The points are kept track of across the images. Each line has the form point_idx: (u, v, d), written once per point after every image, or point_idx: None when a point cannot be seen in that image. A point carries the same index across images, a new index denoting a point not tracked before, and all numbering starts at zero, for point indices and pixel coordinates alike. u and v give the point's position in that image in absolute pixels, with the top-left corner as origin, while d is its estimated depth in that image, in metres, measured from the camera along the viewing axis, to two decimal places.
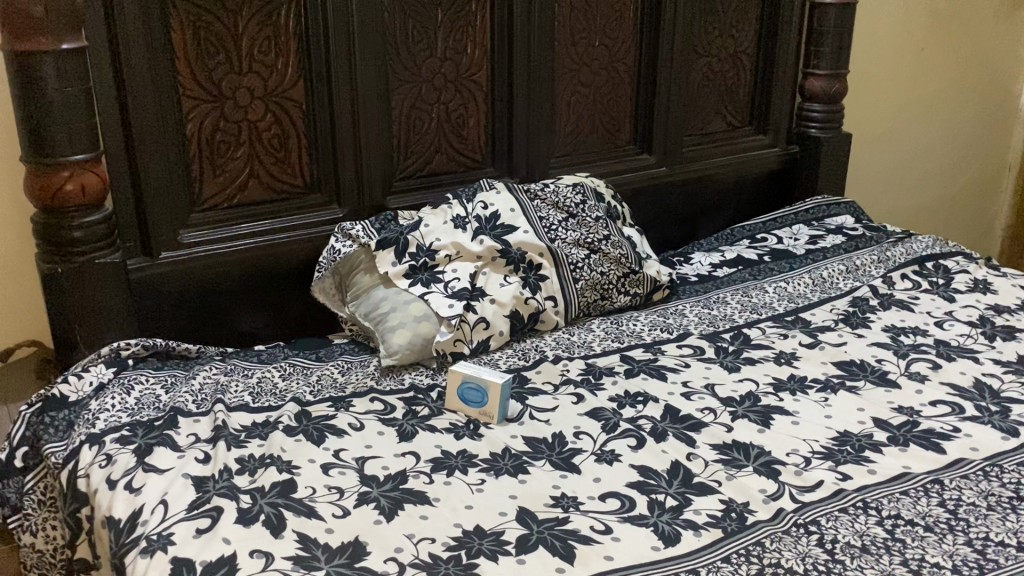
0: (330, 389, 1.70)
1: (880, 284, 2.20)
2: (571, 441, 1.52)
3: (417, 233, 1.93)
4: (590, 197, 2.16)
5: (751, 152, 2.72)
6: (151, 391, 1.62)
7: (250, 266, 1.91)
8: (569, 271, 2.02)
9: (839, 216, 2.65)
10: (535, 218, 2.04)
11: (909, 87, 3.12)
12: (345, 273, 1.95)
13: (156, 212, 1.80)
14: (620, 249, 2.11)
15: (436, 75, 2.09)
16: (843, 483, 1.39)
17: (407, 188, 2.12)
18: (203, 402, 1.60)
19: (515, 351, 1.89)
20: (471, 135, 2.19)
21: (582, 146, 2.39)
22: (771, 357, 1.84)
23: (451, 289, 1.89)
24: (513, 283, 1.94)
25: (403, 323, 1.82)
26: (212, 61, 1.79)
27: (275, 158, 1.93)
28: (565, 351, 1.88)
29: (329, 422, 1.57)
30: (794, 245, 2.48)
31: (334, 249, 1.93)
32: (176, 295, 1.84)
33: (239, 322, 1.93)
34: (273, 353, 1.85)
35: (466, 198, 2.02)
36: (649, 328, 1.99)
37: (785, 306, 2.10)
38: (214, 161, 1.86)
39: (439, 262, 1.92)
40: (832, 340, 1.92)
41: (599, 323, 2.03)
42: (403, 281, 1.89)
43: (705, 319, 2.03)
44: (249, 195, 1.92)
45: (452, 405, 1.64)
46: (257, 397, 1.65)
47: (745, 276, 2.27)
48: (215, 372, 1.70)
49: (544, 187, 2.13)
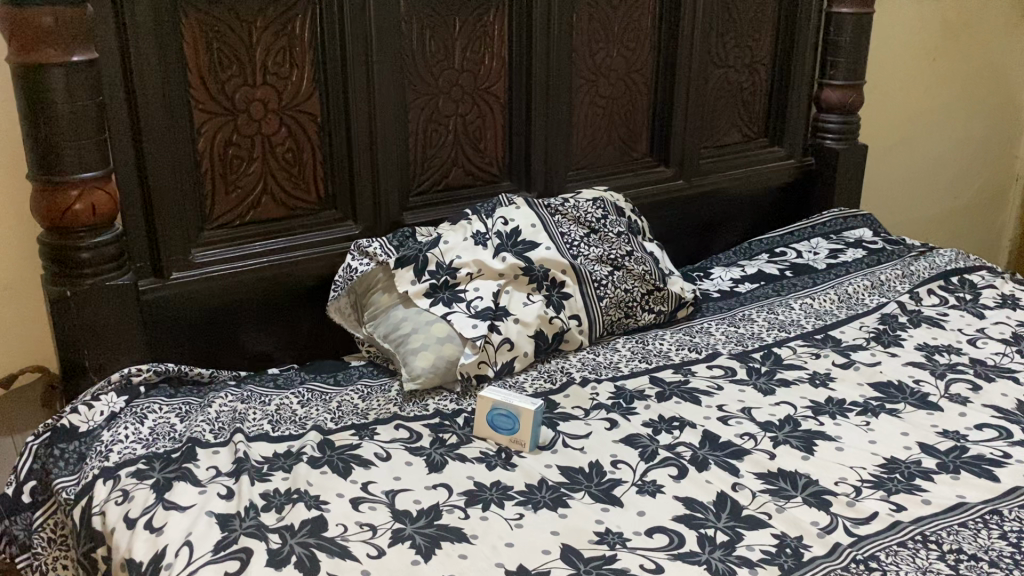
0: (352, 415, 1.63)
1: (907, 300, 2.15)
2: (609, 471, 1.46)
3: (436, 251, 1.86)
4: (611, 212, 2.10)
5: (767, 164, 2.67)
6: (166, 420, 1.55)
7: (264, 285, 1.84)
8: (593, 288, 1.96)
9: (856, 229, 2.61)
10: (557, 234, 1.98)
11: (922, 96, 3.09)
12: (362, 291, 1.87)
13: (168, 232, 1.72)
14: (643, 265, 2.05)
15: (453, 87, 2.02)
16: (898, 514, 1.34)
17: (423, 204, 2.06)
18: (220, 432, 1.53)
19: (541, 373, 1.82)
20: (488, 148, 2.13)
21: (599, 159, 2.33)
22: (805, 378, 1.79)
23: (475, 309, 1.81)
24: (536, 301, 1.87)
25: (426, 345, 1.75)
26: (225, 73, 1.72)
27: (289, 174, 1.86)
28: (592, 372, 1.82)
29: (355, 452, 1.49)
30: (814, 258, 2.43)
31: (352, 267, 1.84)
32: (188, 316, 1.77)
33: (252, 344, 1.86)
34: (289, 376, 1.77)
35: (485, 213, 1.96)
36: (676, 347, 1.93)
37: (814, 324, 2.04)
38: (226, 177, 1.78)
39: (460, 281, 1.85)
40: (865, 359, 1.86)
41: (624, 342, 1.97)
42: (423, 300, 1.82)
43: (733, 337, 1.97)
44: (262, 212, 1.85)
45: (481, 432, 1.57)
46: (277, 426, 1.57)
47: (768, 292, 2.22)
48: (231, 400, 1.63)
49: (565, 202, 2.07)
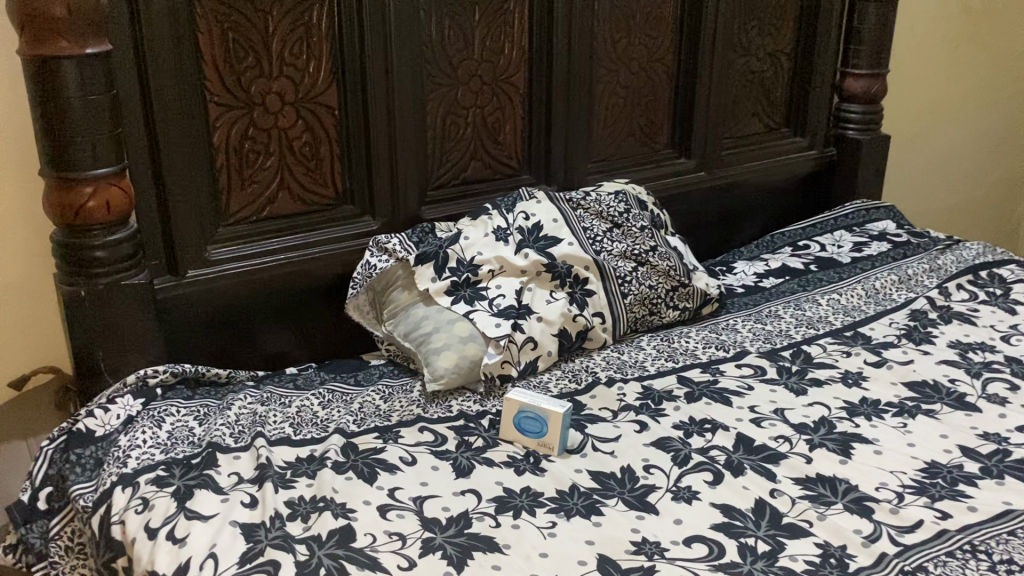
0: (374, 418, 1.58)
1: (936, 295, 2.10)
2: (642, 476, 1.42)
3: (457, 247, 1.81)
4: (633, 206, 2.06)
5: (788, 155, 2.61)
6: (184, 424, 1.51)
7: (281, 282, 1.80)
8: (617, 285, 1.91)
9: (879, 222, 2.56)
10: (579, 229, 1.93)
11: (944, 86, 3.03)
12: (381, 288, 1.83)
13: (183, 229, 1.67)
14: (668, 260, 2.00)
15: (472, 78, 1.97)
16: (944, 522, 1.30)
17: (442, 198, 2.01)
18: (240, 436, 1.48)
19: (565, 373, 1.77)
20: (507, 140, 2.07)
21: (620, 151, 2.28)
22: (837, 378, 1.75)
23: (497, 308, 1.76)
24: (560, 299, 1.83)
25: (449, 345, 1.70)
26: (241, 65, 1.67)
27: (306, 168, 1.81)
28: (617, 372, 1.78)
29: (379, 457, 1.45)
30: (838, 252, 2.39)
31: (371, 264, 1.81)
32: (204, 315, 1.72)
33: (269, 342, 1.81)
34: (308, 376, 1.73)
35: (506, 207, 1.91)
36: (703, 345, 1.89)
37: (842, 321, 1.99)
38: (242, 172, 1.73)
39: (482, 278, 1.80)
40: (897, 357, 1.82)
41: (649, 340, 1.92)
42: (444, 298, 1.77)
43: (760, 335, 1.93)
44: (279, 208, 1.80)
45: (507, 435, 1.53)
46: (298, 429, 1.52)
47: (794, 287, 2.17)
48: (250, 402, 1.58)
49: (586, 196, 2.02)
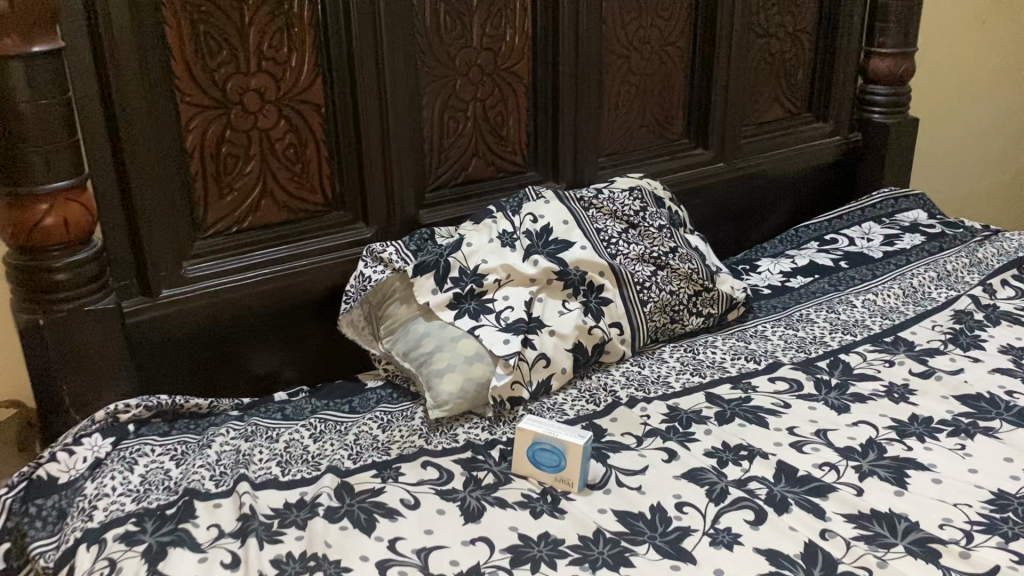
0: (371, 451, 1.42)
1: (980, 293, 1.94)
2: (674, 517, 1.26)
3: (459, 254, 1.65)
4: (650, 203, 1.89)
5: (811, 143, 2.45)
6: (159, 466, 1.35)
7: (267, 299, 1.63)
8: (635, 292, 1.75)
9: (909, 212, 2.40)
10: (592, 231, 1.77)
11: (974, 65, 2.85)
12: (377, 302, 1.67)
13: (155, 244, 1.50)
14: (689, 262, 1.83)
15: (471, 68, 1.79)
16: (1022, 568, 1.14)
17: (442, 201, 1.84)
18: (222, 479, 1.32)
19: (581, 392, 1.61)
20: (511, 135, 1.91)
21: (632, 143, 2.11)
22: (882, 391, 1.59)
23: (505, 322, 1.59)
24: (573, 310, 1.66)
25: (453, 365, 1.53)
26: (215, 61, 1.49)
27: (291, 173, 1.64)
28: (639, 390, 1.61)
29: (378, 500, 1.29)
30: (869, 246, 2.22)
31: (366, 274, 1.64)
32: (182, 339, 1.56)
33: (255, 365, 1.65)
34: (298, 404, 1.57)
35: (511, 209, 1.74)
36: (730, 357, 1.73)
37: (881, 325, 1.83)
38: (220, 178, 1.56)
39: (487, 289, 1.63)
40: (946, 367, 1.66)
41: (672, 352, 1.76)
42: (447, 313, 1.60)
43: (792, 344, 1.77)
44: (262, 217, 1.63)
45: (521, 470, 1.37)
46: (287, 468, 1.36)
47: (824, 288, 2.01)
48: (233, 438, 1.42)
49: (599, 194, 1.85)
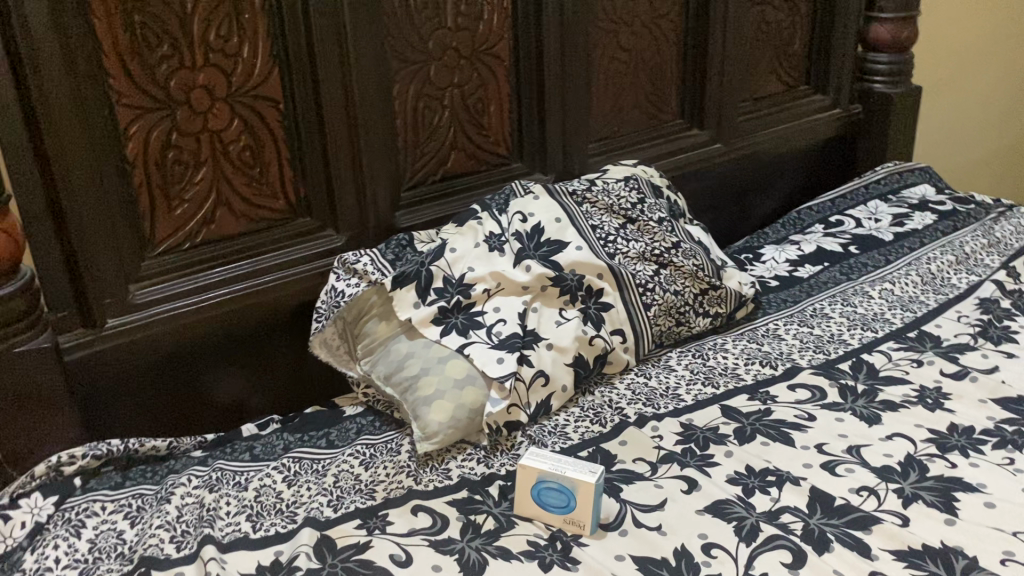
0: (354, 495, 1.26)
1: (1004, 278, 1.80)
2: (702, 563, 1.12)
3: (442, 262, 1.48)
4: (648, 194, 1.73)
5: (810, 117, 2.29)
6: (110, 527, 1.18)
7: (229, 322, 1.46)
8: (638, 295, 1.59)
9: (916, 188, 2.26)
10: (588, 229, 1.60)
11: (976, 27, 2.70)
12: (352, 319, 1.49)
13: (95, 269, 1.32)
14: (694, 258, 1.67)
15: (447, 51, 1.61)
16: None
17: (418, 200, 1.67)
18: (184, 539, 1.16)
19: (584, 411, 1.45)
20: (492, 124, 1.73)
21: (623, 126, 1.94)
22: (914, 396, 1.45)
23: (498, 338, 1.43)
24: (572, 319, 1.50)
25: (441, 392, 1.37)
26: (154, 55, 1.30)
27: (249, 178, 1.45)
28: (647, 406, 1.46)
29: (364, 558, 1.13)
30: (878, 228, 2.08)
31: (337, 289, 1.46)
32: (133, 372, 1.38)
33: (218, 396, 1.48)
34: (269, 440, 1.40)
35: (497, 208, 1.58)
36: (744, 361, 1.58)
37: (903, 318, 1.69)
38: (167, 189, 1.37)
39: (475, 301, 1.46)
40: (979, 365, 1.52)
41: (679, 358, 1.60)
42: (431, 329, 1.44)
43: (809, 343, 1.62)
44: (218, 229, 1.45)
45: (524, 512, 1.22)
46: (257, 522, 1.20)
47: (836, 277, 1.86)
48: (196, 487, 1.25)
49: (591, 186, 1.68)
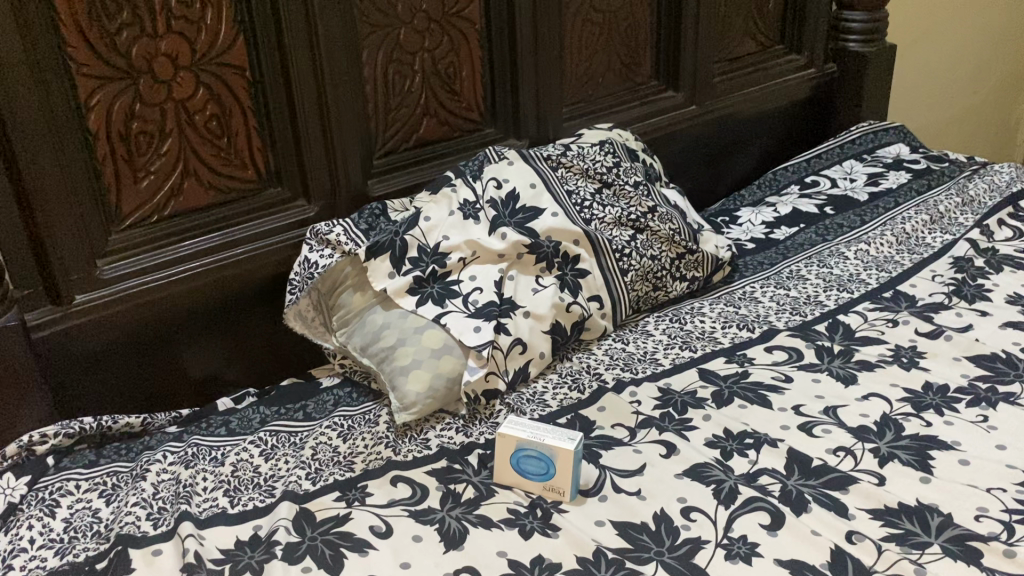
0: (332, 467, 1.25)
1: (978, 236, 1.81)
2: (682, 527, 1.12)
3: (416, 231, 1.46)
4: (623, 158, 1.71)
5: (785, 77, 2.28)
6: (85, 505, 1.17)
7: (201, 296, 1.44)
8: (614, 260, 1.58)
9: (891, 147, 2.26)
10: (563, 194, 1.59)
11: None
12: (326, 291, 1.48)
13: (60, 245, 1.29)
14: (671, 222, 1.67)
15: (416, 14, 1.58)
16: None
17: (391, 167, 1.65)
18: (161, 516, 1.14)
19: (563, 378, 1.45)
20: (465, 89, 1.70)
21: (598, 89, 1.92)
22: (889, 356, 1.45)
23: (475, 307, 1.41)
24: (548, 286, 1.49)
25: (418, 362, 1.36)
26: (113, 23, 1.26)
27: (217, 149, 1.42)
28: (626, 371, 1.46)
29: (344, 530, 1.13)
30: (853, 188, 2.08)
31: (311, 260, 1.44)
32: (104, 348, 1.36)
33: (192, 370, 1.46)
34: (245, 414, 1.38)
35: (472, 174, 1.55)
36: (721, 325, 1.58)
37: (878, 279, 1.69)
38: (132, 161, 1.34)
39: (451, 270, 1.45)
40: (953, 323, 1.53)
41: (657, 323, 1.60)
42: (407, 300, 1.42)
43: (786, 305, 1.63)
44: (187, 201, 1.42)
45: (504, 480, 1.22)
46: (235, 497, 1.19)
47: (812, 237, 1.87)
48: (172, 464, 1.24)
49: (566, 151, 1.66)
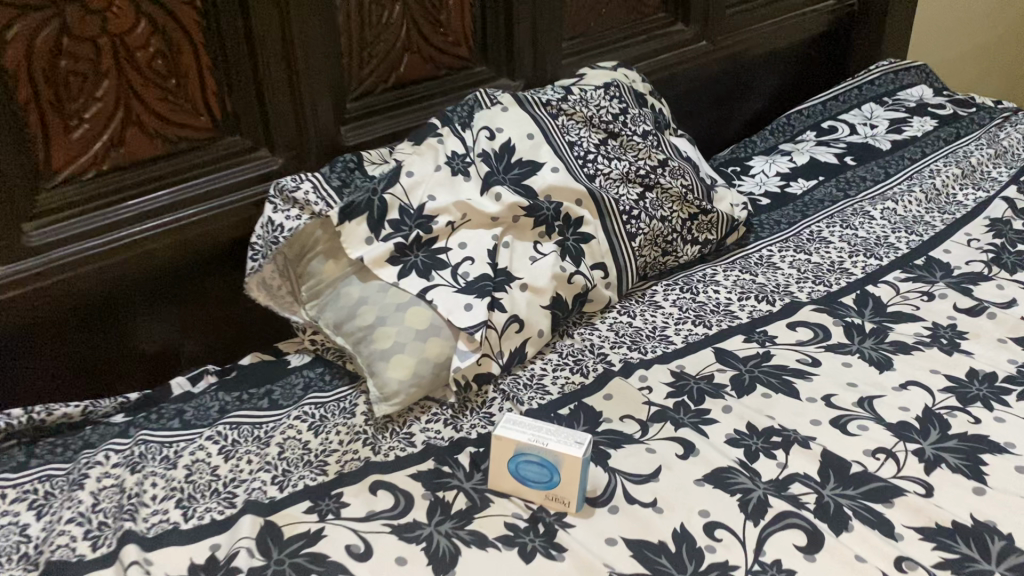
0: (303, 469, 1.09)
1: (1014, 194, 1.65)
2: (707, 548, 0.98)
3: (398, 190, 1.26)
4: (630, 103, 1.52)
5: (802, 9, 2.07)
6: (12, 520, 1.00)
7: (150, 263, 1.24)
8: (621, 223, 1.40)
9: (912, 88, 2.08)
10: (564, 147, 1.40)
11: None
12: (294, 257, 1.29)
13: None
14: (683, 178, 1.49)
15: None
16: None
17: (367, 112, 1.45)
18: (101, 535, 0.98)
19: (563, 359, 1.29)
20: (452, 21, 1.49)
21: (601, 22, 1.71)
22: (927, 336, 1.30)
23: (465, 280, 1.24)
24: (548, 254, 1.31)
25: (401, 346, 1.18)
26: None
27: (164, 92, 1.21)
28: (634, 351, 1.30)
29: (316, 552, 0.97)
30: (874, 135, 1.90)
31: (275, 222, 1.24)
32: (35, 325, 1.17)
33: (141, 344, 1.28)
34: (203, 402, 1.21)
35: (461, 121, 1.37)
36: (737, 295, 1.42)
37: (908, 243, 1.53)
38: (62, 108, 1.12)
39: (438, 236, 1.26)
40: (995, 298, 1.38)
41: (666, 292, 1.44)
42: (387, 270, 1.23)
43: (808, 273, 1.47)
44: (129, 153, 1.21)
45: (501, 487, 1.06)
46: (189, 508, 1.03)
47: (832, 193, 1.70)
48: (115, 467, 1.07)
49: (567, 95, 1.47)
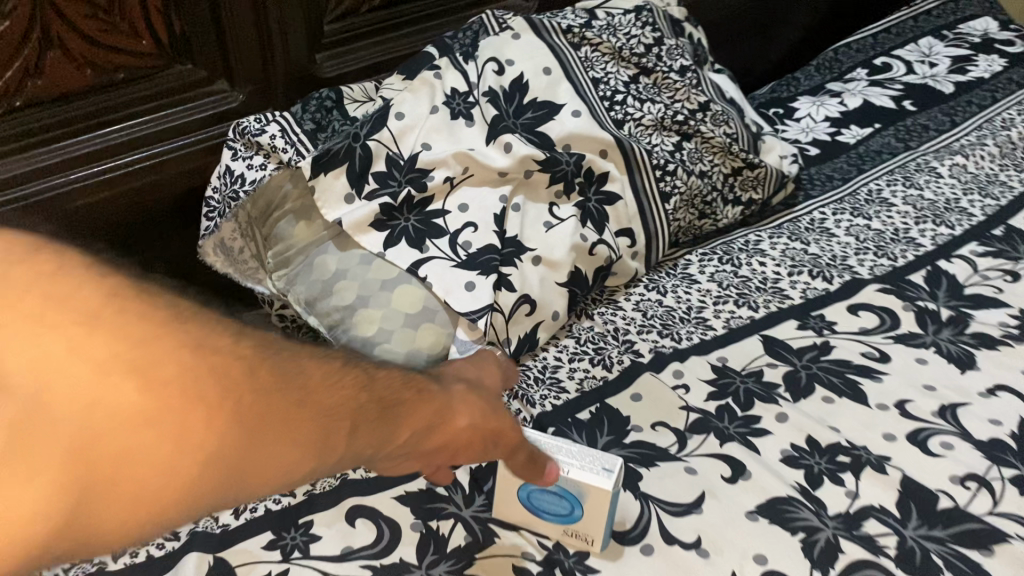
0: None
1: None
2: None
3: (382, 136, 1.03)
4: (666, 31, 1.27)
5: None
6: None
7: (75, 219, 1.03)
8: (653, 180, 1.17)
9: (976, 20, 1.82)
10: (588, 85, 1.16)
11: None
12: (259, 217, 1.05)
13: None
14: (726, 124, 1.26)
15: None
16: None
17: (349, 36, 1.20)
18: None
19: (581, 347, 1.08)
20: None
21: None
22: (1015, 327, 1.10)
23: (467, 252, 1.01)
24: (567, 219, 1.08)
25: (388, 333, 0.95)
26: None
27: (92, 8, 0.95)
28: (665, 338, 1.09)
29: None
30: (935, 74, 1.66)
31: (234, 172, 1.05)
32: None
33: None
34: None
35: (463, 50, 1.12)
36: (785, 268, 1.21)
37: (983, 208, 1.31)
38: None
39: (433, 195, 1.04)
40: None
41: (702, 264, 1.22)
42: (371, 236, 1.01)
43: (867, 243, 1.25)
44: (47, 86, 0.96)
45: (508, 519, 0.85)
46: None
47: (890, 143, 1.47)
48: None
49: (591, 19, 1.22)
